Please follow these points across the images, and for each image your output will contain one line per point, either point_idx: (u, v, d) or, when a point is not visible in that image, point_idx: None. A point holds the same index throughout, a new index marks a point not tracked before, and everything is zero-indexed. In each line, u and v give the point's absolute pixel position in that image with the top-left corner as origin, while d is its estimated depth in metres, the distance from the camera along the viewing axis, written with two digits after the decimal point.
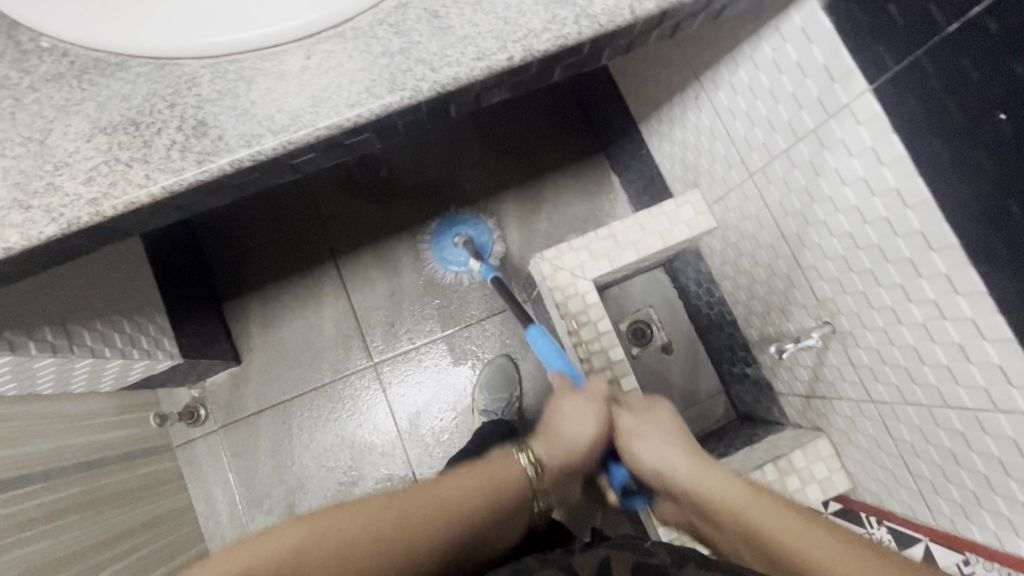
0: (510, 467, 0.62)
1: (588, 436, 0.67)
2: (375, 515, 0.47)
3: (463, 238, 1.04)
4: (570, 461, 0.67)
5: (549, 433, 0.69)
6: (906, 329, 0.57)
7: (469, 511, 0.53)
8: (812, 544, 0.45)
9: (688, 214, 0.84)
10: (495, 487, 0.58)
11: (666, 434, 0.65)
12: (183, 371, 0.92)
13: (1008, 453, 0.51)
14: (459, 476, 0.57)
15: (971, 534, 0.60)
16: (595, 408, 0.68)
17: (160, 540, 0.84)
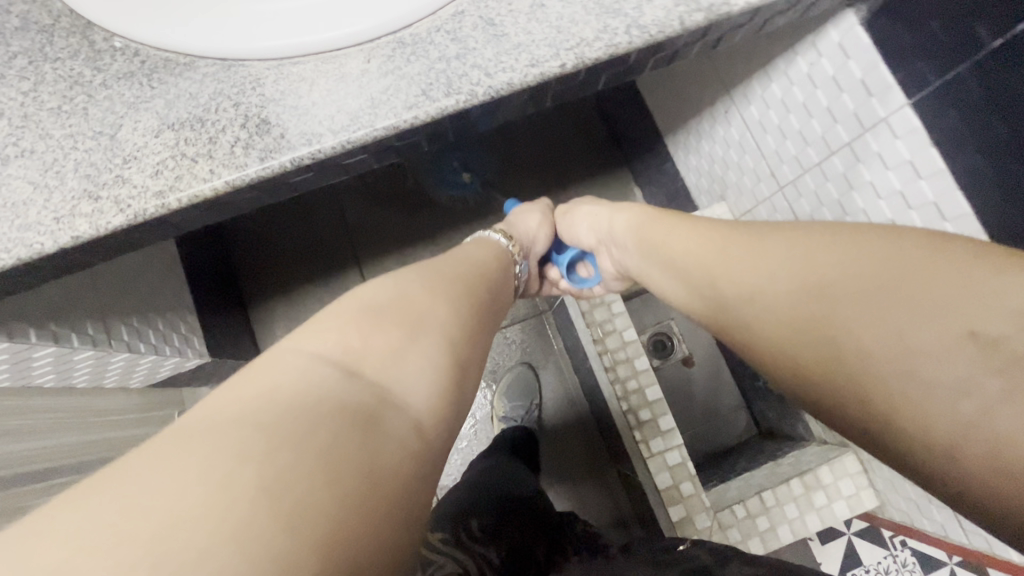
0: (492, 244, 0.64)
1: (535, 225, 0.74)
2: (432, 271, 0.47)
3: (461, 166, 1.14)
4: (526, 241, 0.73)
5: (507, 223, 0.75)
6: None
7: (491, 272, 0.56)
8: (876, 304, 0.32)
9: None
10: (500, 258, 0.61)
11: (637, 222, 0.59)
12: (209, 369, 0.93)
13: None
14: (472, 253, 0.58)
15: None
16: (537, 208, 0.77)
17: None
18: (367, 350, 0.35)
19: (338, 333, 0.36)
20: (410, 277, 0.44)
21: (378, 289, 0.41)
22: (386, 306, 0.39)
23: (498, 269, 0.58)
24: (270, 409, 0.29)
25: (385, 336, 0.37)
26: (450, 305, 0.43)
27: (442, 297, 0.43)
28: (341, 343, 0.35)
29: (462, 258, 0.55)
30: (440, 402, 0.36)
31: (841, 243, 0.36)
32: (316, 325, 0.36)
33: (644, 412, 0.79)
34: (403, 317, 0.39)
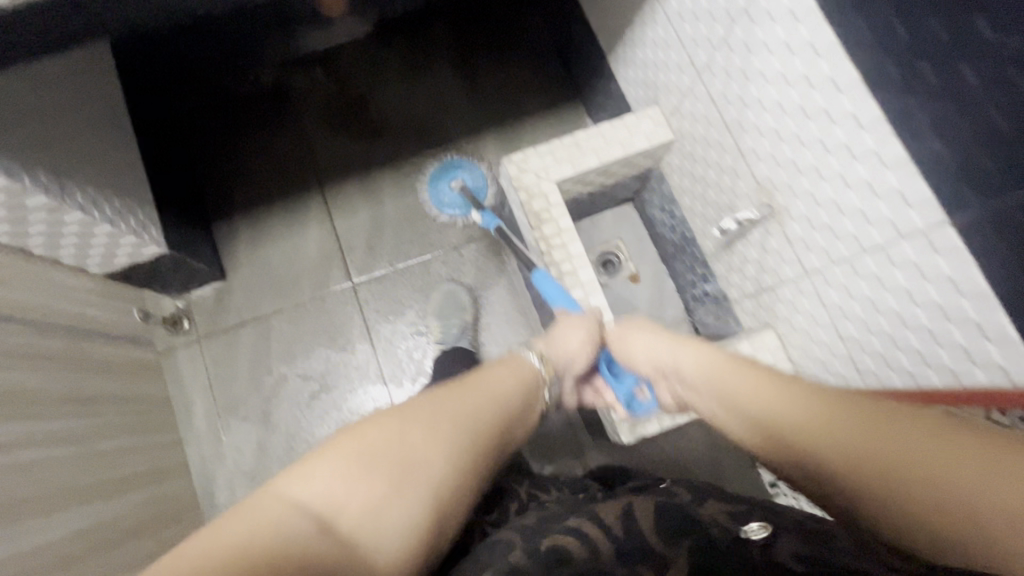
0: (521, 363, 0.71)
1: (576, 346, 0.73)
2: (443, 410, 0.55)
3: (458, 184, 1.12)
4: (563, 364, 0.74)
5: (547, 339, 0.75)
6: (826, 183, 0.62)
7: (504, 399, 0.63)
8: (903, 444, 0.37)
9: (647, 126, 0.90)
10: (518, 378, 0.68)
11: (696, 354, 0.59)
12: (167, 268, 0.97)
13: (911, 278, 0.56)
14: (491, 374, 0.65)
15: (892, 381, 0.64)
16: (584, 324, 0.74)
17: (135, 414, 0.88)
18: (354, 496, 0.46)
19: (341, 476, 0.47)
20: (413, 420, 0.53)
21: (379, 431, 0.51)
22: (378, 446, 0.50)
23: (513, 393, 0.65)
24: (265, 541, 0.39)
25: (366, 490, 0.47)
26: (444, 454, 0.52)
27: (436, 447, 0.52)
28: (330, 486, 0.46)
29: (476, 381, 0.63)
30: (404, 557, 0.46)
31: (910, 418, 0.38)
32: (327, 462, 0.48)
33: (577, 292, 0.84)
34: (392, 465, 0.49)
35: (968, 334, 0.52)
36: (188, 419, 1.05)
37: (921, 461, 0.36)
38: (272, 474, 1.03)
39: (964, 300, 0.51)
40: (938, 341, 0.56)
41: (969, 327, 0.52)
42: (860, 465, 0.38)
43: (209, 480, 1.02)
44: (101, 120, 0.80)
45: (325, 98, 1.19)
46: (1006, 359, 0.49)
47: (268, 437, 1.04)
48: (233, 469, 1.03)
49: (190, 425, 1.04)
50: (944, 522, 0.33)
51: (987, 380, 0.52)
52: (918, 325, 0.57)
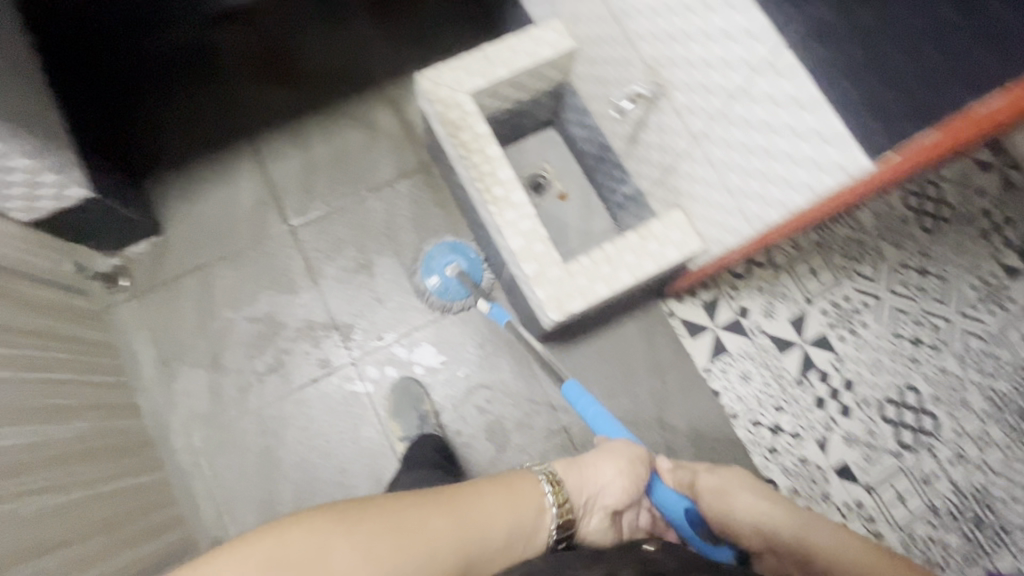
0: (529, 484, 0.58)
1: (612, 474, 0.64)
2: (397, 528, 0.44)
3: (453, 269, 1.10)
4: (592, 493, 0.62)
5: (579, 465, 0.64)
6: (696, 44, 0.69)
7: (479, 534, 0.49)
8: None
9: (551, 36, 0.96)
10: (513, 510, 0.53)
11: (755, 487, 0.65)
12: (98, 216, 0.97)
13: (768, 109, 0.64)
14: (483, 508, 0.51)
15: (772, 218, 0.72)
16: (626, 453, 0.67)
17: (72, 355, 0.89)
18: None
19: None
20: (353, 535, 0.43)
21: (311, 530, 0.42)
22: (297, 559, 0.40)
23: (502, 519, 0.52)
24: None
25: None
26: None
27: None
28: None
29: (448, 513, 0.48)
30: None
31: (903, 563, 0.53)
32: (240, 552, 0.40)
33: (498, 190, 0.89)
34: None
35: (814, 145, 0.60)
36: (137, 370, 1.05)
37: None
38: (228, 414, 1.05)
39: (806, 114, 0.59)
40: (795, 163, 0.64)
41: (814, 139, 0.59)
42: None
43: (165, 427, 1.03)
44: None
45: (243, 49, 1.20)
46: (842, 157, 0.57)
47: (220, 379, 1.06)
48: (187, 414, 1.04)
49: (140, 377, 1.04)
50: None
51: (834, 185, 0.60)
52: (779, 154, 0.65)
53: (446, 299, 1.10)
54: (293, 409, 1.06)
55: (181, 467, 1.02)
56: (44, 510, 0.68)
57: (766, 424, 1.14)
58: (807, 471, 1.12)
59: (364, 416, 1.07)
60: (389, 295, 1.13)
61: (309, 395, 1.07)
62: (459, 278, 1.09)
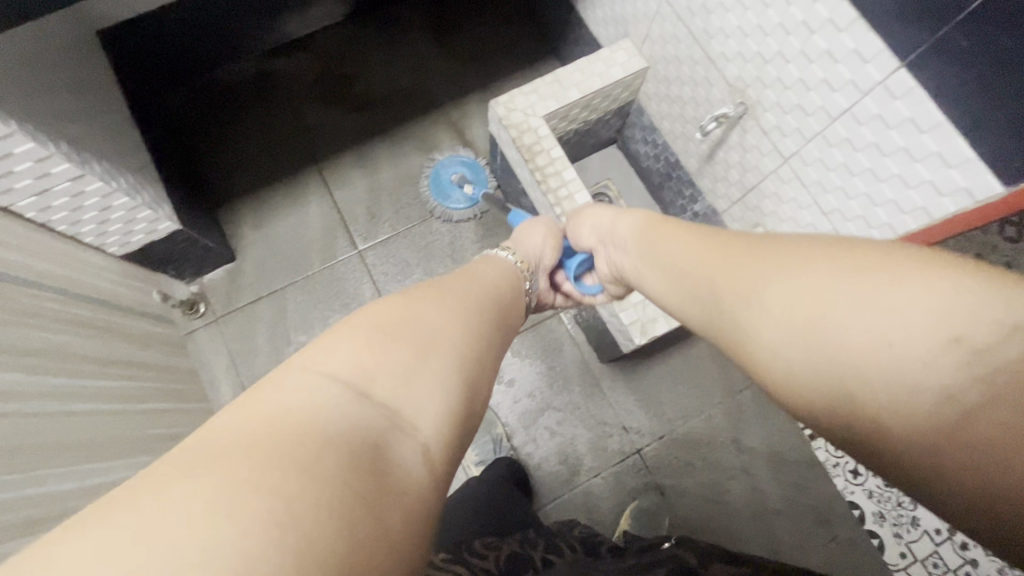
0: (493, 264, 0.61)
1: (540, 241, 0.72)
2: (429, 284, 0.46)
3: (457, 178, 1.17)
4: (533, 257, 0.71)
5: (512, 242, 0.73)
6: (792, 65, 0.68)
7: (489, 287, 0.53)
8: (876, 310, 0.30)
9: (622, 58, 0.95)
10: (512, 282, 0.59)
11: (583, 210, 0.71)
12: (182, 246, 1.00)
13: (878, 131, 0.62)
14: (494, 279, 0.56)
15: (875, 240, 0.70)
16: (542, 223, 0.75)
17: (163, 383, 0.92)
18: (386, 365, 0.35)
19: (350, 350, 0.35)
20: (430, 293, 0.44)
21: (390, 305, 0.40)
22: (393, 320, 0.38)
23: (500, 286, 0.56)
24: (268, 428, 0.29)
25: (401, 351, 0.36)
26: (462, 327, 0.42)
27: (451, 315, 0.42)
28: (351, 358, 0.35)
29: (477, 280, 0.53)
30: (451, 436, 0.36)
31: (944, 270, 0.29)
32: (333, 338, 0.36)
33: None
34: (417, 330, 0.39)
35: (932, 168, 0.58)
36: (216, 395, 1.08)
37: (883, 328, 0.29)
38: None
39: (925, 136, 0.57)
40: (908, 185, 0.62)
41: (932, 162, 0.57)
42: (848, 348, 0.30)
43: None
44: (97, 103, 0.84)
45: (309, 77, 1.22)
46: (967, 180, 0.55)
47: None
48: None
49: (219, 402, 1.07)
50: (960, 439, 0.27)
51: (955, 208, 0.58)
52: (888, 176, 0.63)
53: (462, 206, 1.16)
54: None
55: None
56: None
57: None
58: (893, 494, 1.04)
59: None
60: None
61: None
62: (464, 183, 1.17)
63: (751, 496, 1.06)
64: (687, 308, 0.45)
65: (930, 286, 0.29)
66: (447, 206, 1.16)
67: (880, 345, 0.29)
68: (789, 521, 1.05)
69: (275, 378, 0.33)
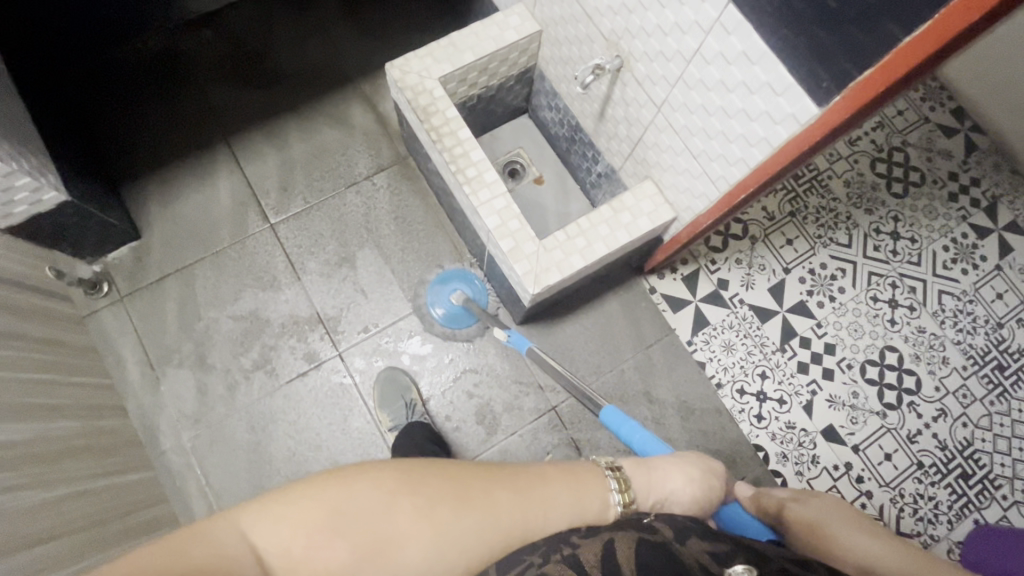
0: (591, 478, 0.56)
1: (678, 482, 0.62)
2: (465, 497, 0.48)
3: (459, 296, 1.11)
4: (656, 499, 0.60)
5: (646, 471, 0.62)
6: (650, 12, 0.72)
7: (540, 509, 0.51)
8: None
9: (515, 21, 0.98)
10: (575, 494, 0.53)
11: (839, 515, 0.61)
12: (76, 221, 0.98)
13: (721, 69, 0.66)
14: (550, 493, 0.52)
15: (735, 177, 0.74)
16: (691, 461, 0.64)
17: (51, 356, 0.89)
18: (312, 563, 0.43)
19: (294, 528, 0.43)
20: (422, 495, 0.47)
21: (377, 492, 0.46)
22: (358, 517, 0.44)
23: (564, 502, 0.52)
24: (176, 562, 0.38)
25: (329, 554, 0.43)
26: (425, 558, 0.45)
27: (426, 541, 0.45)
28: (291, 542, 0.43)
29: (514, 481, 0.51)
30: None
31: None
32: (300, 497, 0.44)
33: (470, 171, 0.90)
34: (365, 542, 0.44)
35: (766, 98, 0.62)
36: (122, 375, 1.05)
37: None
38: (216, 413, 1.05)
39: (756, 68, 0.61)
40: (751, 118, 0.66)
41: (764, 92, 0.62)
42: None
43: (152, 429, 1.03)
44: None
45: (215, 52, 1.21)
46: (792, 107, 0.60)
47: (207, 378, 1.06)
48: (174, 415, 1.04)
49: (125, 381, 1.04)
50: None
51: (788, 135, 0.62)
52: (736, 111, 0.67)
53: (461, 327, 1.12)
54: (282, 405, 1.07)
55: (171, 467, 1.02)
56: (29, 506, 0.68)
57: (752, 392, 1.14)
58: (796, 435, 1.12)
59: (354, 407, 1.08)
60: (372, 286, 1.14)
61: (297, 389, 1.08)
62: (466, 304, 1.10)
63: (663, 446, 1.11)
64: None
65: None
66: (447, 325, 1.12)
67: None
68: None
69: (236, 514, 0.43)
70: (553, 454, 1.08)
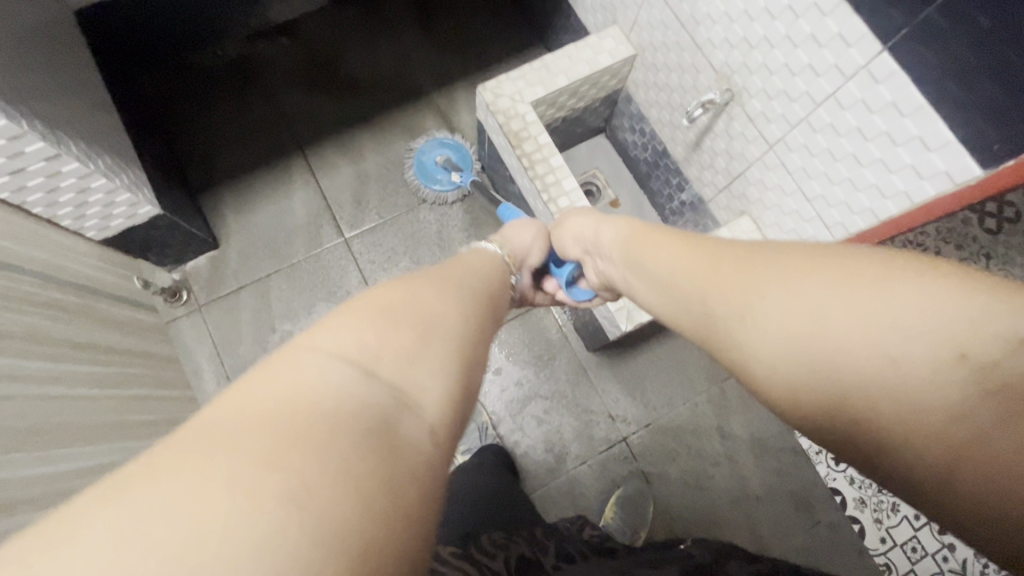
0: (484, 253, 0.62)
1: (531, 240, 0.71)
2: (426, 269, 0.47)
3: (443, 159, 1.14)
4: (520, 257, 0.70)
5: (501, 235, 0.72)
6: (777, 50, 0.68)
7: (483, 275, 0.54)
8: (893, 330, 0.30)
9: (610, 44, 0.95)
10: (507, 276, 0.61)
11: (585, 220, 0.65)
12: (163, 231, 0.99)
13: (861, 115, 0.62)
14: (473, 263, 0.56)
15: (858, 226, 0.70)
16: (532, 225, 0.73)
17: (140, 369, 0.90)
18: (384, 347, 0.34)
19: (351, 331, 0.34)
20: (410, 274, 0.44)
21: (387, 288, 0.39)
22: (396, 303, 0.37)
23: (493, 272, 0.57)
24: (282, 410, 0.27)
25: (396, 334, 0.35)
26: (461, 306, 0.43)
27: (448, 299, 0.42)
28: (358, 344, 0.33)
29: (455, 265, 0.53)
30: (453, 417, 0.35)
31: (950, 312, 0.29)
32: (328, 321, 0.35)
33: (562, 200, 0.88)
34: (417, 315, 0.38)
35: (914, 152, 0.58)
36: (199, 384, 1.06)
37: (903, 355, 0.30)
38: None
39: (907, 120, 0.57)
40: (890, 169, 0.62)
41: (913, 145, 0.58)
42: (850, 374, 0.31)
43: None
44: (73, 82, 0.82)
45: (295, 61, 1.21)
46: (947, 164, 0.56)
47: None
48: None
49: (203, 391, 1.06)
50: (956, 469, 0.28)
51: (935, 192, 0.59)
52: (870, 160, 0.64)
53: (441, 188, 1.14)
54: None
55: None
56: None
57: None
58: None
59: None
60: None
61: None
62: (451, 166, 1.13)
63: (736, 483, 1.08)
64: (693, 334, 0.44)
65: (939, 331, 0.29)
66: (429, 187, 1.14)
67: (867, 363, 0.31)
68: (771, 507, 1.06)
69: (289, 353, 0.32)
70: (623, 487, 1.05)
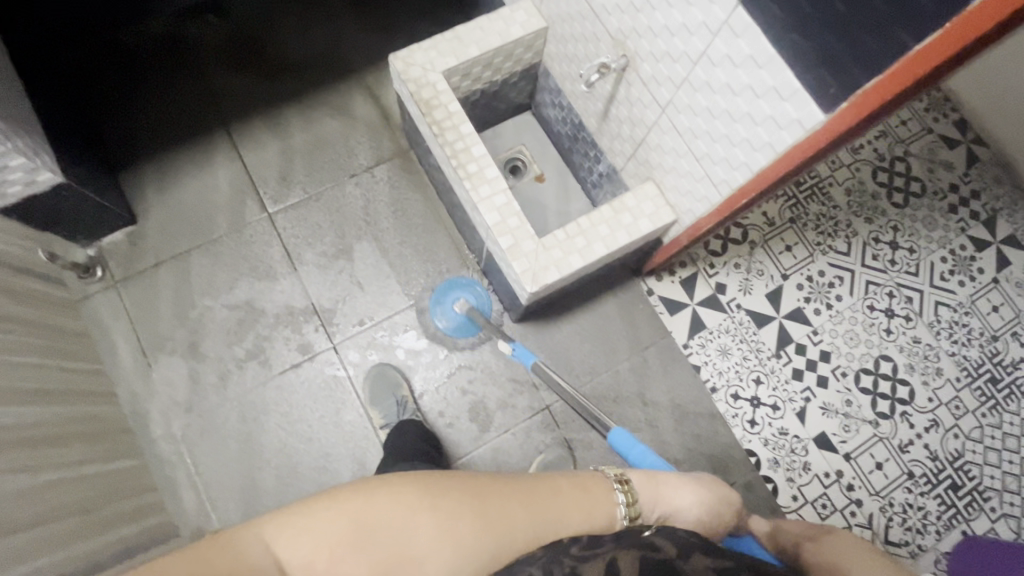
0: (606, 492, 0.56)
1: (688, 503, 0.63)
2: (480, 496, 0.48)
3: (462, 304, 1.11)
4: (661, 513, 0.60)
5: (655, 482, 0.63)
6: (657, 12, 0.71)
7: (555, 520, 0.50)
8: None
9: (521, 16, 0.97)
10: (586, 511, 0.53)
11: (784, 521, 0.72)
12: (72, 203, 0.97)
13: (728, 71, 0.65)
14: (565, 502, 0.52)
15: (738, 181, 0.73)
16: (708, 484, 0.65)
17: (39, 340, 0.88)
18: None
19: (316, 544, 0.42)
20: (444, 506, 0.46)
21: (389, 502, 0.44)
22: (379, 530, 0.43)
23: (574, 512, 0.52)
24: None
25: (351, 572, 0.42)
26: (451, 564, 0.44)
27: (448, 554, 0.44)
28: (308, 559, 0.42)
29: (530, 489, 0.51)
30: None
31: None
32: (315, 518, 0.43)
33: (472, 166, 0.90)
34: (386, 555, 0.43)
35: (772, 103, 0.61)
36: (114, 361, 1.04)
37: None
38: (209, 401, 1.04)
39: (763, 71, 0.60)
40: (757, 122, 0.65)
41: (770, 96, 0.61)
42: None
43: (144, 417, 1.03)
44: None
45: (218, 37, 1.19)
46: (798, 112, 0.59)
47: (199, 367, 1.05)
48: (166, 403, 1.03)
49: (117, 367, 1.04)
50: None
51: (793, 140, 0.62)
52: (740, 115, 0.67)
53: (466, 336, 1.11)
54: (274, 396, 1.06)
55: (161, 454, 1.01)
56: (15, 492, 0.67)
57: (746, 397, 1.14)
58: (788, 442, 1.12)
59: (347, 399, 1.07)
60: (369, 279, 1.13)
61: (290, 381, 1.07)
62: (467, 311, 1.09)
63: (655, 447, 1.11)
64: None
65: None
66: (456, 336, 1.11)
67: None
68: (690, 469, 1.10)
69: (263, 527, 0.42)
70: (546, 454, 1.07)
